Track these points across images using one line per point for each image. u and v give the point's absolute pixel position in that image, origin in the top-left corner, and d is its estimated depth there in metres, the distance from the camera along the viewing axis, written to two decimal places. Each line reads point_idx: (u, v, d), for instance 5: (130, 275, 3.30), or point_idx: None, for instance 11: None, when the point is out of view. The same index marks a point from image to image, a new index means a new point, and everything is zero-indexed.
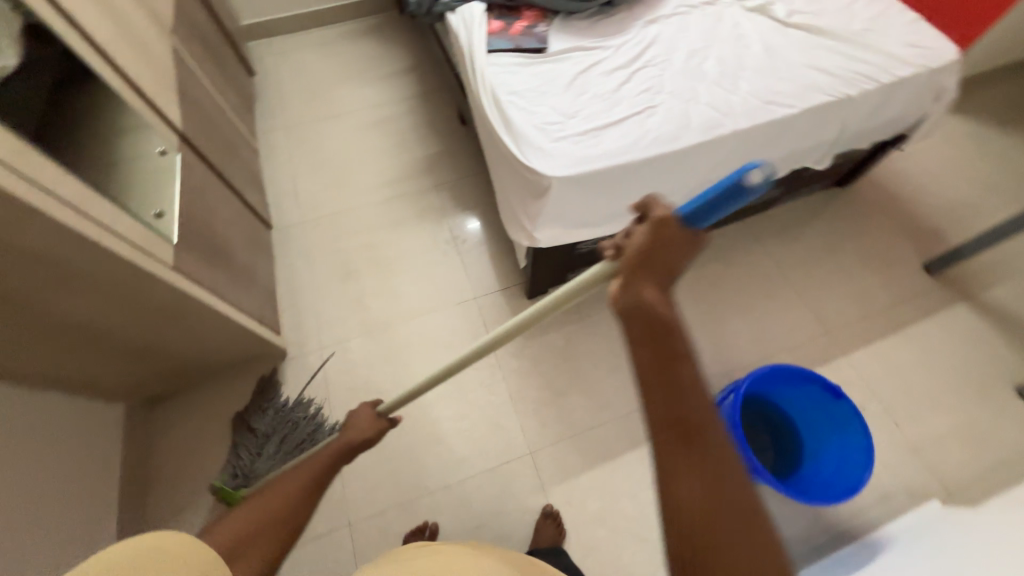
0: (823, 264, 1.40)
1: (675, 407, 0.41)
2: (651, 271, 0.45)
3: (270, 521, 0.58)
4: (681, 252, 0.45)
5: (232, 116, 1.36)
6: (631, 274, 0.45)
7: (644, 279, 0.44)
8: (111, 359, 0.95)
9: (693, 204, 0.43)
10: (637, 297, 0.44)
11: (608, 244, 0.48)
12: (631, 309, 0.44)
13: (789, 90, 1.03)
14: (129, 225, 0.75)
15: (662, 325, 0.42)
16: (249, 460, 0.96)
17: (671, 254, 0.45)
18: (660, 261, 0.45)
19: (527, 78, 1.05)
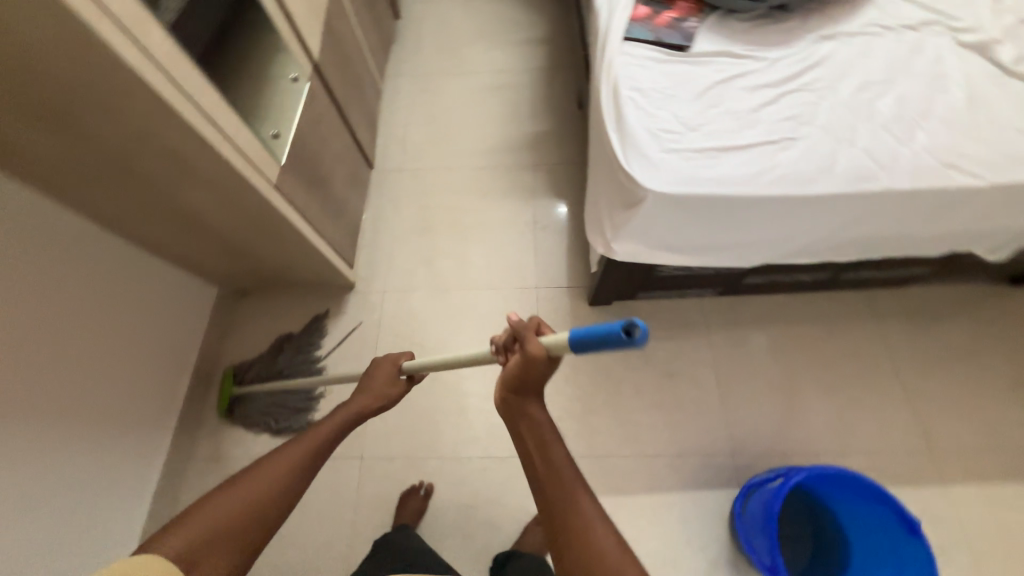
0: (951, 370, 1.15)
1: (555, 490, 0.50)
2: (524, 390, 0.56)
3: (246, 520, 0.50)
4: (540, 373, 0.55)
5: (367, 55, 1.43)
6: (507, 390, 0.57)
7: (518, 395, 0.56)
8: (214, 250, 1.08)
9: (575, 335, 0.47)
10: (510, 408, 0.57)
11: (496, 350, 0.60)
12: (512, 416, 0.57)
13: (983, 156, 0.82)
14: (249, 140, 0.81)
15: (534, 428, 0.54)
16: (255, 372, 1.19)
17: (535, 377, 0.55)
18: (528, 383, 0.55)
19: (656, 76, 0.95)
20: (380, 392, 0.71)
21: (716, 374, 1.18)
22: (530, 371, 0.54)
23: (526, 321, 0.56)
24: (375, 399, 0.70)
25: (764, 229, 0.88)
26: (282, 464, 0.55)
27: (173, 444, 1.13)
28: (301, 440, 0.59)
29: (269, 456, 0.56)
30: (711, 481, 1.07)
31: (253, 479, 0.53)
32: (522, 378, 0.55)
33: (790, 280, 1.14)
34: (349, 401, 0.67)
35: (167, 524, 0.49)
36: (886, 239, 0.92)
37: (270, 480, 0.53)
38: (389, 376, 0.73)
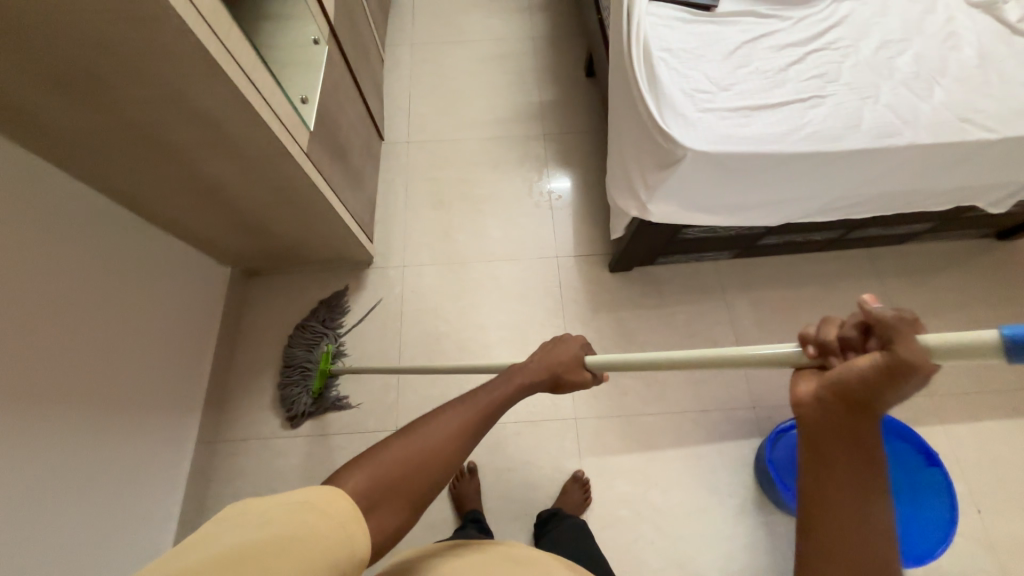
0: (947, 319, 1.23)
1: (850, 537, 0.37)
2: (842, 393, 0.37)
3: (412, 475, 0.49)
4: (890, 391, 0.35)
5: (370, 21, 1.37)
6: (823, 393, 0.39)
7: (854, 407, 0.37)
8: (233, 226, 1.04)
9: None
10: (829, 418, 0.38)
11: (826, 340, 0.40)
12: (817, 417, 0.39)
13: (994, 110, 0.86)
14: (281, 104, 0.78)
15: (839, 433, 0.38)
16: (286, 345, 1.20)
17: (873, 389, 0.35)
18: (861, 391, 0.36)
19: (685, 37, 0.95)
20: (550, 372, 0.64)
21: (734, 332, 1.23)
22: (889, 389, 0.35)
23: (905, 313, 0.34)
24: (540, 375, 0.63)
25: (793, 187, 0.91)
26: (448, 426, 0.52)
27: (200, 426, 1.10)
28: (465, 405, 0.55)
29: (436, 414, 0.54)
30: (735, 433, 1.12)
31: (420, 435, 0.51)
32: (873, 393, 0.35)
33: (804, 239, 1.19)
34: (509, 376, 0.61)
35: (354, 459, 0.49)
36: (902, 195, 0.96)
37: (438, 439, 0.51)
38: (569, 360, 0.65)
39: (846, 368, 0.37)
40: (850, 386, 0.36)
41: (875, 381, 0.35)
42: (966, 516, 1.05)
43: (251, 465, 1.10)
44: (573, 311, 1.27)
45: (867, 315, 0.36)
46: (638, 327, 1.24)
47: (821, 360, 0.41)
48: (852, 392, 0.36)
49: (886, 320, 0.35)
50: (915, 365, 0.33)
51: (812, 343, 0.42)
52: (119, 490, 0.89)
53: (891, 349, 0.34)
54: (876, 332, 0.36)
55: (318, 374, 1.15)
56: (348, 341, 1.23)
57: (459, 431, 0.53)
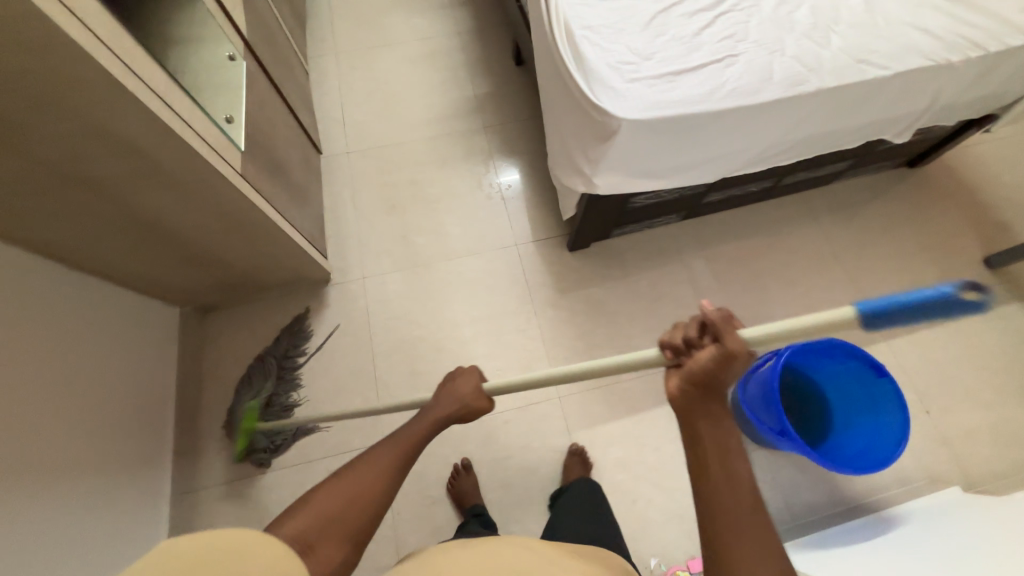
0: (879, 246, 1.34)
1: (729, 499, 0.42)
2: (695, 381, 0.47)
3: (352, 512, 0.51)
4: (726, 371, 0.46)
5: (287, 32, 1.32)
6: (686, 384, 0.47)
7: (706, 388, 0.46)
8: (173, 262, 0.98)
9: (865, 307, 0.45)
10: (690, 404, 0.47)
11: (675, 344, 0.50)
12: (683, 403, 0.47)
13: (886, 49, 0.95)
14: (206, 125, 0.74)
15: (698, 410, 0.46)
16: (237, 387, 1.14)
17: (714, 373, 0.46)
18: (707, 378, 0.46)
19: (603, 13, 0.98)
20: (458, 404, 0.67)
21: (695, 289, 1.29)
22: (727, 370, 0.46)
23: (726, 311, 0.47)
24: (450, 409, 0.67)
25: (725, 143, 0.96)
26: (377, 466, 0.55)
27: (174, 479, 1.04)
28: (389, 444, 0.59)
29: (362, 457, 0.56)
30: None
31: (352, 476, 0.53)
32: (717, 377, 0.46)
33: (743, 192, 1.26)
34: (426, 410, 0.66)
35: (294, 505, 0.50)
36: (822, 136, 1.04)
37: (370, 477, 0.54)
38: (471, 391, 0.68)
39: (696, 361, 0.47)
40: (702, 373, 0.46)
41: (719, 367, 0.46)
42: (919, 419, 1.15)
43: (240, 505, 1.06)
44: (541, 294, 1.29)
45: (704, 316, 0.48)
46: (606, 299, 1.28)
47: (675, 360, 0.50)
48: (704, 379, 0.46)
49: (722, 318, 0.47)
50: (746, 352, 0.46)
51: (665, 348, 0.51)
52: (97, 559, 0.83)
53: (725, 342, 0.46)
54: (710, 328, 0.48)
55: (242, 435, 1.06)
56: (321, 362, 1.20)
57: (388, 467, 0.56)
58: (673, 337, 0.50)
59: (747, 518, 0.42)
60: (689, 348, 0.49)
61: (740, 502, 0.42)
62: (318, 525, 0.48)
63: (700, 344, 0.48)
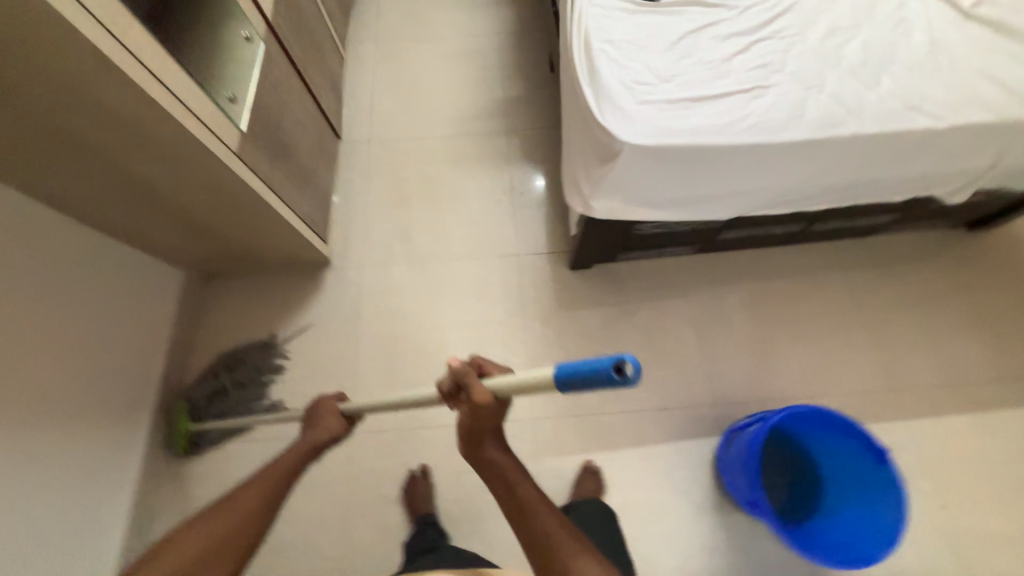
0: (915, 313, 1.20)
1: (515, 513, 0.54)
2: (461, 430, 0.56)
3: (225, 539, 0.55)
4: (481, 417, 0.55)
5: (326, 17, 1.34)
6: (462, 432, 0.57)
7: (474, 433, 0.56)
8: (175, 228, 1.03)
9: (562, 372, 0.45)
10: (469, 445, 0.58)
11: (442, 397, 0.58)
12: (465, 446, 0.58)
13: (942, 98, 0.84)
14: (202, 103, 0.76)
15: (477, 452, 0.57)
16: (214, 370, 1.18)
17: (469, 422, 0.55)
18: (468, 426, 0.56)
19: (629, 28, 0.93)
20: (323, 432, 0.78)
21: (696, 329, 1.21)
22: (478, 412, 0.54)
23: (465, 369, 0.54)
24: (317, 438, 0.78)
25: (738, 180, 0.89)
26: (252, 497, 0.60)
27: (149, 432, 1.10)
28: (264, 476, 0.63)
29: (234, 494, 0.59)
30: (693, 431, 1.10)
31: (226, 512, 0.57)
32: (476, 423, 0.55)
33: (764, 233, 1.17)
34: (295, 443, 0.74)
35: (155, 549, 0.53)
36: (855, 186, 0.93)
37: (248, 507, 0.58)
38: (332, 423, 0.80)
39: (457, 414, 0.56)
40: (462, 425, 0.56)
41: (474, 416, 0.54)
42: (928, 514, 1.03)
43: (205, 467, 1.10)
44: (532, 310, 1.25)
45: (450, 374, 0.55)
46: (598, 325, 1.22)
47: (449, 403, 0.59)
48: (468, 427, 0.56)
49: (461, 372, 0.54)
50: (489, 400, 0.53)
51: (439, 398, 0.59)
52: (58, 496, 0.89)
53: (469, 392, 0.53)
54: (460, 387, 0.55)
55: (181, 436, 1.09)
56: (306, 343, 1.22)
57: (265, 495, 0.61)
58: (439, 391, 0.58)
59: (530, 518, 0.54)
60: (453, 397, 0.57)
61: (519, 510, 0.54)
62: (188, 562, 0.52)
63: (456, 396, 0.56)
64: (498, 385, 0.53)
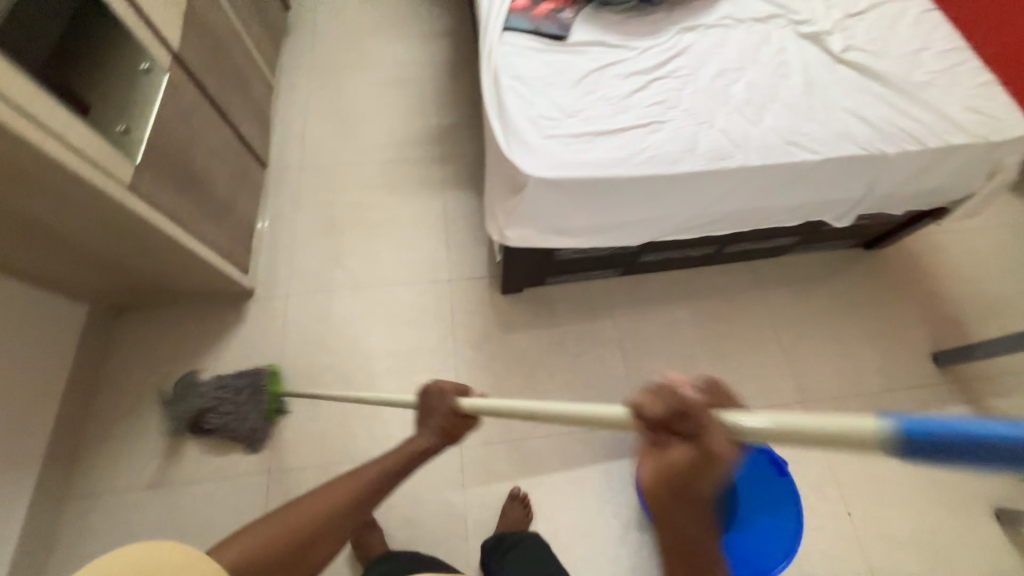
0: (822, 327, 1.29)
1: None
2: (666, 486, 0.37)
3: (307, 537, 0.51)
4: (711, 476, 0.36)
5: (251, 46, 1.34)
6: (656, 486, 0.37)
7: (686, 502, 0.37)
8: (72, 263, 0.97)
9: (904, 427, 0.30)
10: (662, 509, 0.38)
11: (647, 428, 0.39)
12: (662, 514, 0.38)
13: (816, 133, 0.92)
14: (86, 138, 0.74)
15: (680, 529, 0.38)
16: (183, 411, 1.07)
17: (687, 475, 0.36)
18: (686, 487, 0.36)
19: (537, 65, 0.97)
20: (435, 435, 0.65)
21: (623, 349, 1.24)
22: (703, 476, 0.36)
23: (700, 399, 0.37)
24: (427, 441, 0.65)
25: (642, 209, 0.94)
26: (345, 490, 0.55)
27: (40, 484, 1.01)
28: (349, 476, 0.57)
29: (320, 488, 0.55)
30: (620, 451, 1.12)
31: (320, 499, 0.54)
32: (692, 483, 0.36)
33: (681, 256, 1.23)
34: (408, 440, 0.64)
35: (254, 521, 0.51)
36: (751, 213, 1.00)
37: (338, 501, 0.54)
38: (445, 415, 0.65)
39: (668, 456, 0.37)
40: (676, 478, 0.36)
41: (692, 474, 0.36)
42: (837, 519, 1.08)
43: (105, 520, 1.02)
44: (465, 335, 1.25)
45: (669, 399, 0.37)
46: (529, 348, 1.24)
47: (648, 441, 0.39)
48: (678, 483, 0.36)
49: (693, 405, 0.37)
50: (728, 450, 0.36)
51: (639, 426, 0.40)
52: None
53: (702, 439, 0.36)
54: (683, 419, 0.37)
55: (268, 399, 1.09)
56: None
57: (342, 502, 0.55)
58: (642, 417, 0.39)
59: None
60: (661, 432, 0.38)
61: None
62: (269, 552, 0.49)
63: (678, 436, 0.37)
64: (755, 425, 0.36)
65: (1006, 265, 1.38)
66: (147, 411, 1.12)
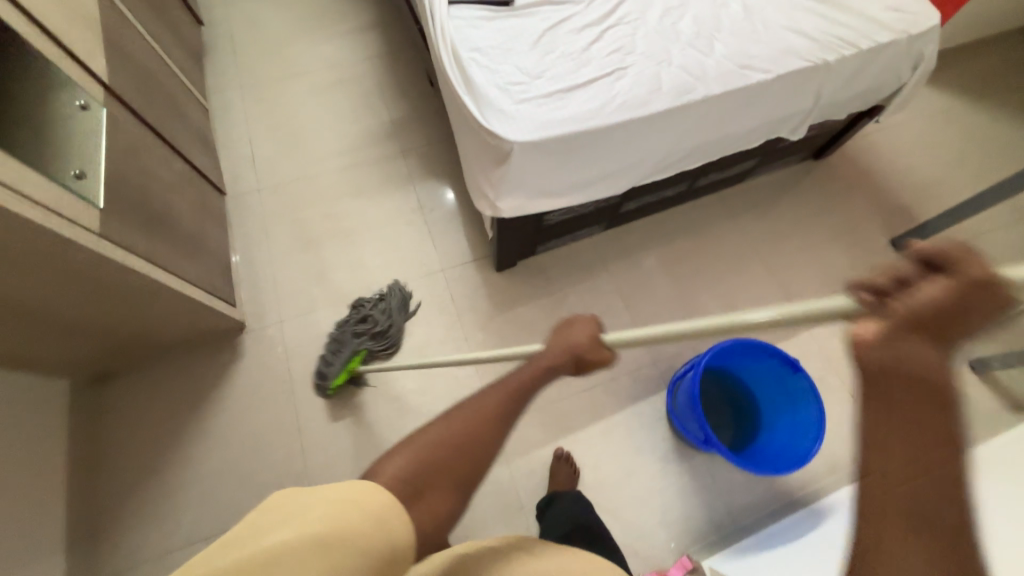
0: (794, 238, 1.39)
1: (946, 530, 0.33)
2: (935, 337, 0.34)
3: (449, 452, 0.53)
4: (978, 324, 0.34)
5: (176, 69, 1.25)
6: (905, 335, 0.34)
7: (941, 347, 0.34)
8: (46, 335, 0.89)
9: None
10: (888, 366, 0.35)
11: (872, 291, 0.37)
12: (889, 372, 0.35)
13: (764, 54, 0.97)
14: (44, 189, 0.68)
15: (937, 398, 0.34)
16: (372, 301, 1.20)
17: (963, 317, 0.33)
18: (948, 330, 0.34)
19: (491, 34, 0.97)
20: (564, 352, 0.62)
21: (623, 298, 1.29)
22: (976, 312, 0.33)
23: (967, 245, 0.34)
24: (558, 360, 0.62)
25: (622, 155, 0.96)
26: (478, 407, 0.57)
27: (71, 573, 0.94)
28: (488, 391, 0.59)
29: (462, 404, 0.58)
30: (644, 392, 1.18)
31: (457, 417, 0.56)
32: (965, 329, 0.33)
33: (658, 198, 1.27)
34: (537, 357, 0.62)
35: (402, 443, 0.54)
36: (721, 139, 1.05)
37: (474, 419, 0.56)
38: (590, 342, 0.61)
39: (918, 300, 0.34)
40: (933, 319, 0.34)
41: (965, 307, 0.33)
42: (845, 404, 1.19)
43: None
44: (471, 320, 1.25)
45: (920, 256, 0.36)
46: (536, 317, 1.26)
47: (875, 310, 0.37)
48: (931, 321, 0.34)
49: (974, 255, 0.33)
50: (997, 300, 0.33)
51: (863, 297, 0.38)
52: None
53: (959, 276, 0.33)
54: (941, 269, 0.35)
55: (343, 374, 1.11)
56: (236, 417, 1.12)
57: (483, 417, 0.56)
58: (865, 284, 0.38)
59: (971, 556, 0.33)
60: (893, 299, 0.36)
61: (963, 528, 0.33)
62: (415, 470, 0.52)
63: (915, 282, 0.35)
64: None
65: (934, 149, 1.53)
66: (164, 471, 1.07)
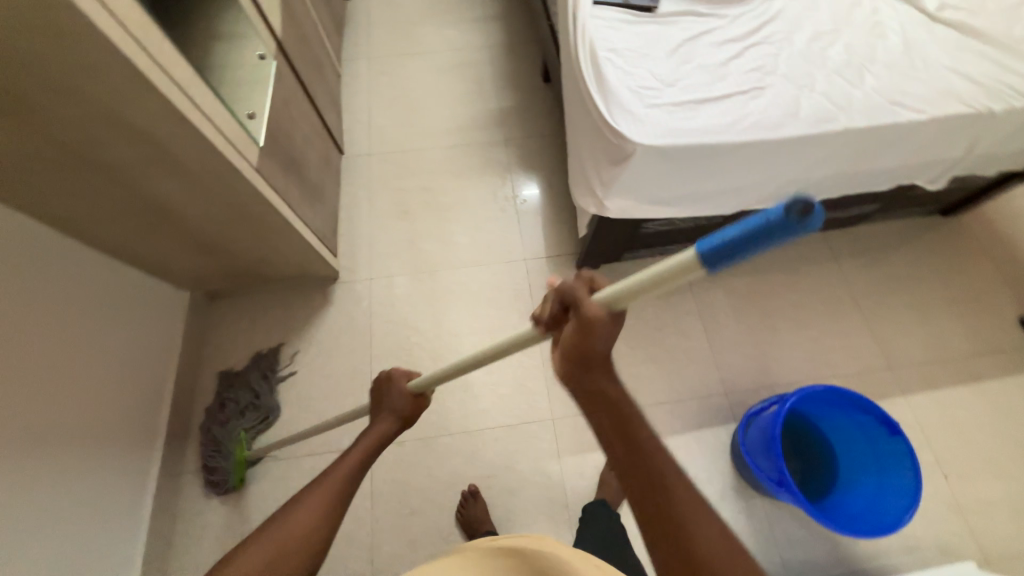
0: (904, 296, 1.28)
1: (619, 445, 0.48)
2: (577, 351, 0.49)
3: (279, 553, 0.49)
4: (600, 337, 0.48)
5: (324, 35, 1.37)
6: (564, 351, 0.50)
7: (586, 355, 0.49)
8: (187, 248, 1.02)
9: (703, 246, 0.36)
10: (567, 366, 0.51)
11: (542, 321, 0.52)
12: (572, 369, 0.50)
13: (921, 93, 0.91)
14: (225, 120, 0.77)
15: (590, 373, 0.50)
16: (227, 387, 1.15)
17: (594, 338, 0.48)
18: (586, 346, 0.48)
19: (629, 37, 0.98)
20: (394, 416, 0.70)
21: (704, 322, 1.25)
22: (594, 334, 0.47)
23: (575, 285, 0.48)
24: (387, 425, 0.69)
25: (740, 175, 0.94)
26: (311, 503, 0.54)
27: (164, 460, 1.07)
28: (318, 483, 0.57)
29: (292, 505, 0.54)
30: (710, 420, 1.14)
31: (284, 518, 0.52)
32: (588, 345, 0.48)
33: None
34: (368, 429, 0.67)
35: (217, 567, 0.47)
36: (851, 176, 1.00)
37: (306, 513, 0.53)
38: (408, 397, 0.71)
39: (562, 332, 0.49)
40: (568, 338, 0.49)
41: (589, 330, 0.47)
42: (934, 483, 1.09)
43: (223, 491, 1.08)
44: None
45: (557, 294, 0.49)
46: None
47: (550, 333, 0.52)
48: (570, 343, 0.49)
49: (568, 289, 0.48)
50: (600, 320, 0.46)
51: (539, 325, 0.53)
52: (76, 530, 0.86)
53: (576, 309, 0.47)
54: (569, 306, 0.48)
55: (235, 467, 1.07)
56: (318, 357, 1.21)
57: (316, 510, 0.54)
58: (538, 317, 0.52)
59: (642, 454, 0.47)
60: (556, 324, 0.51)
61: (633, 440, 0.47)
62: None
63: (559, 317, 0.50)
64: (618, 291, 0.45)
65: None
66: None
